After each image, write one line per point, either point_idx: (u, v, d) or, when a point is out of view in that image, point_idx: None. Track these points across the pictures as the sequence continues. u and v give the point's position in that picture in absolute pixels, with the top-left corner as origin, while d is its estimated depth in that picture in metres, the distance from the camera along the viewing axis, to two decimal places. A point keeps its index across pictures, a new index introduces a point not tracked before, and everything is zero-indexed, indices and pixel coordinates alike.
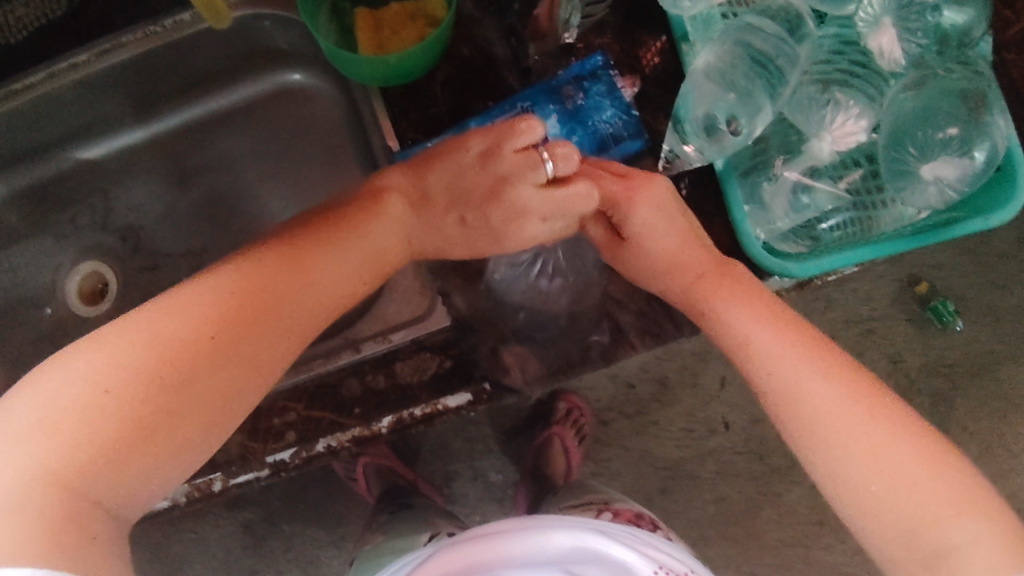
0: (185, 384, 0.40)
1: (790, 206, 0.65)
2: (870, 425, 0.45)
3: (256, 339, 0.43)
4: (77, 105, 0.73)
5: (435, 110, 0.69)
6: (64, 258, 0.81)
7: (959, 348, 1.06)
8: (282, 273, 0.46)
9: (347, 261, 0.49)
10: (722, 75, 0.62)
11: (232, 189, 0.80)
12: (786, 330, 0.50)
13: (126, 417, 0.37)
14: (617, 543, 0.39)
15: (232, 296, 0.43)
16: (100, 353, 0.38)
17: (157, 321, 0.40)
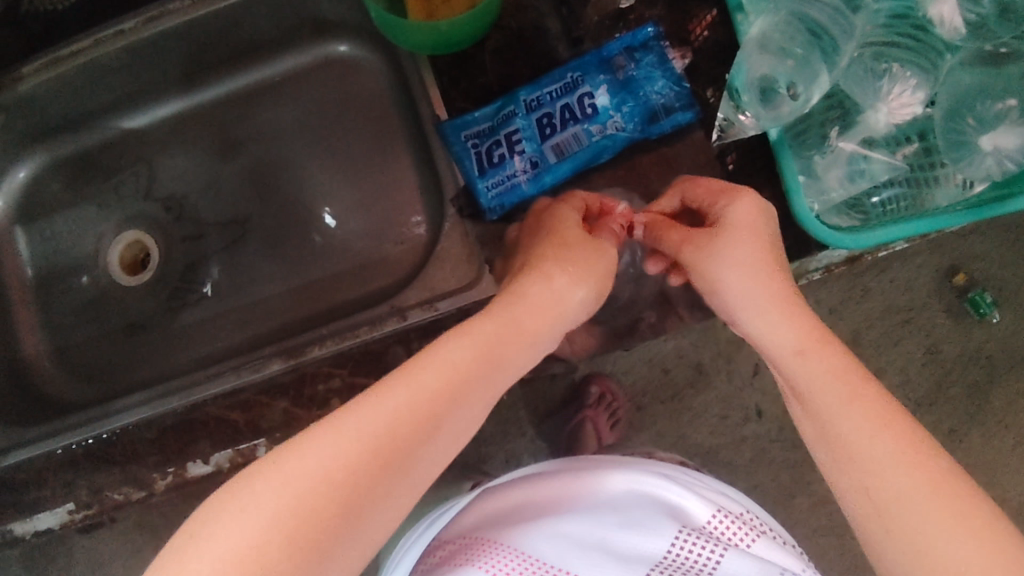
0: (370, 487, 0.38)
1: (845, 177, 0.63)
2: (883, 446, 0.42)
3: (424, 439, 0.41)
4: (122, 73, 0.75)
5: (483, 79, 0.71)
6: (107, 227, 0.82)
7: (998, 339, 1.00)
8: (448, 365, 0.44)
9: (501, 353, 0.47)
10: (778, 42, 0.60)
11: (275, 160, 0.80)
12: (819, 355, 0.47)
13: (320, 527, 0.36)
14: (675, 489, 0.49)
15: (412, 398, 0.42)
16: (313, 458, 0.38)
17: (332, 433, 0.39)
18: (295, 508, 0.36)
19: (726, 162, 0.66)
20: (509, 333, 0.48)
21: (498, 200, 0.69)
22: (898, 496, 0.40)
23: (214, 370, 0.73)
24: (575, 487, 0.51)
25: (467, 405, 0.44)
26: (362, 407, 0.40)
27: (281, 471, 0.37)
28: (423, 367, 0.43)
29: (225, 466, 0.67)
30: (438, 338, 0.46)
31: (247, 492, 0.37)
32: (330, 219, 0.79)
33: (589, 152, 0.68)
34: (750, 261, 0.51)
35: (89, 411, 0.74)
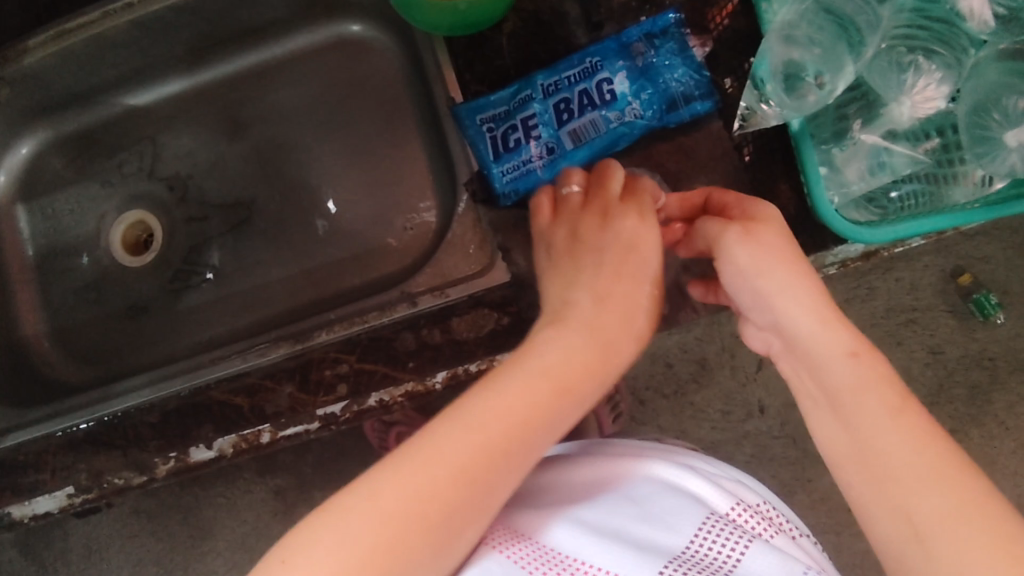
0: (453, 518, 0.41)
1: (865, 170, 0.61)
2: (929, 464, 0.42)
3: (518, 453, 0.43)
4: (129, 48, 0.73)
5: (499, 62, 0.70)
6: (109, 207, 0.80)
7: (1001, 343, 0.99)
8: (531, 400, 0.44)
9: (582, 386, 0.47)
10: (804, 32, 0.59)
11: (283, 142, 0.78)
12: (869, 363, 0.45)
13: (408, 557, 0.40)
14: (694, 479, 0.48)
15: (495, 431, 0.43)
16: (419, 469, 0.41)
17: (438, 445, 0.42)
18: (401, 514, 0.40)
19: (743, 154, 0.64)
20: (596, 346, 0.49)
21: (513, 186, 0.67)
22: (938, 518, 0.40)
23: (218, 354, 0.72)
24: (622, 475, 0.50)
25: (559, 419, 0.46)
26: (465, 421, 0.43)
27: (393, 479, 0.41)
28: (526, 381, 0.45)
29: (229, 451, 0.66)
30: (520, 362, 0.46)
31: (343, 519, 0.40)
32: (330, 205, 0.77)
33: (606, 139, 0.67)
34: (777, 261, 0.48)
35: (90, 393, 0.73)
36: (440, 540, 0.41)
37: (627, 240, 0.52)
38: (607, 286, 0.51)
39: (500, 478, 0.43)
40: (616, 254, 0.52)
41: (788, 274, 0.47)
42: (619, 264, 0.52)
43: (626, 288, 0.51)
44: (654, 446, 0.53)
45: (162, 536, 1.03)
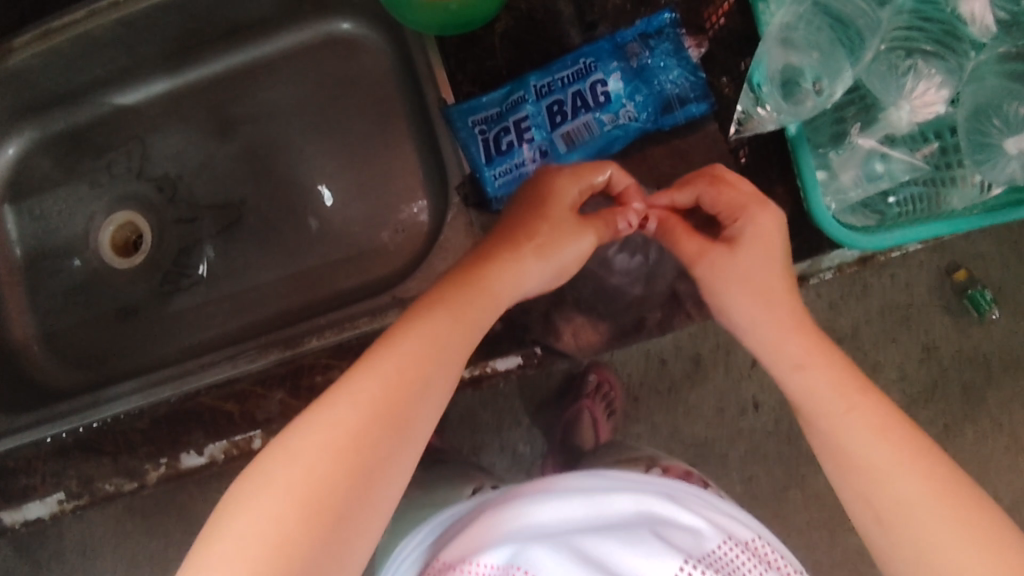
0: (378, 447, 0.38)
1: (863, 175, 0.61)
2: (874, 446, 0.44)
3: (419, 390, 0.41)
4: (115, 46, 0.72)
5: (491, 63, 0.68)
6: (97, 207, 0.79)
7: (996, 340, 0.98)
8: (429, 332, 0.44)
9: (478, 319, 0.47)
10: (801, 36, 0.58)
11: (272, 141, 0.77)
12: (815, 366, 0.49)
13: (341, 497, 0.36)
14: (685, 512, 0.43)
15: (397, 362, 0.41)
16: (320, 431, 0.38)
17: (333, 408, 0.39)
18: (312, 475, 0.36)
19: (738, 155, 0.63)
20: (486, 290, 0.48)
21: (504, 189, 0.67)
22: (890, 495, 0.43)
23: (207, 359, 0.72)
24: (592, 510, 0.43)
25: (450, 351, 0.44)
26: (353, 377, 0.40)
27: (293, 454, 0.37)
28: (405, 331, 0.44)
29: (220, 458, 0.66)
30: (413, 311, 0.46)
31: (260, 478, 0.36)
32: (325, 198, 0.76)
33: (600, 142, 0.67)
34: (746, 285, 0.52)
35: (79, 399, 0.73)
36: (365, 491, 0.37)
37: (547, 193, 0.54)
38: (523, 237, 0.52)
39: (409, 416, 0.40)
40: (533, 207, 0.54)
41: (748, 288, 0.52)
42: (538, 218, 0.53)
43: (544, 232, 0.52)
44: (640, 478, 0.47)
45: (155, 533, 1.03)
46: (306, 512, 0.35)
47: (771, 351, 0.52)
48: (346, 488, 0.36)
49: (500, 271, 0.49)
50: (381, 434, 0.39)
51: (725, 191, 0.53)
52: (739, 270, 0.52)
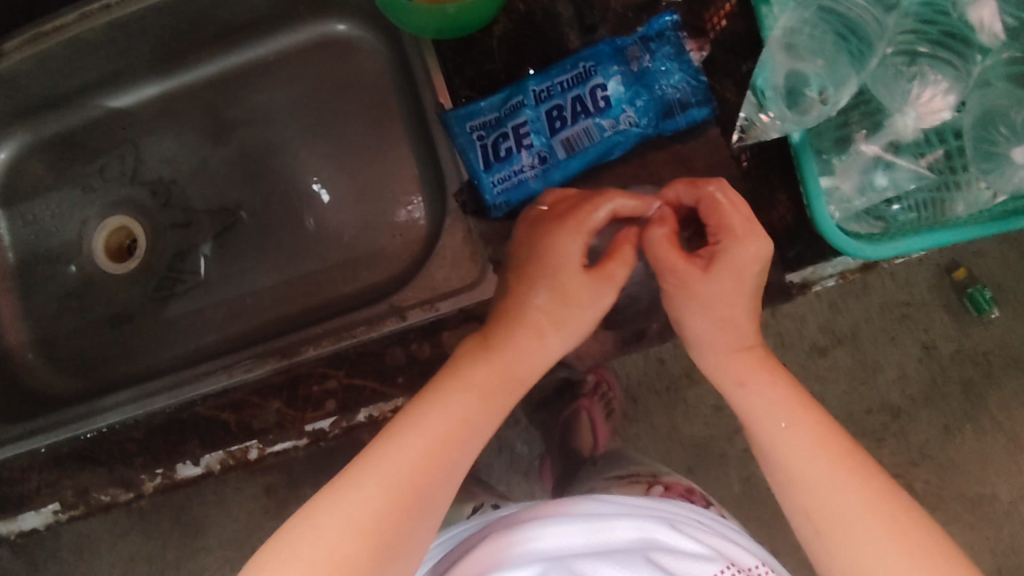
0: (400, 527, 0.41)
1: (867, 183, 0.60)
2: (816, 460, 0.45)
3: (447, 467, 0.44)
4: (105, 49, 0.70)
5: (489, 66, 0.67)
6: (90, 212, 0.78)
7: (995, 337, 0.94)
8: (455, 413, 0.46)
9: (499, 398, 0.49)
10: (805, 42, 0.57)
11: (267, 145, 0.77)
12: (758, 385, 0.49)
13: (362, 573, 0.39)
14: (685, 538, 0.43)
15: (424, 444, 0.44)
16: (357, 498, 0.41)
17: (370, 475, 0.42)
18: (348, 539, 0.39)
19: (743, 159, 0.63)
20: (509, 360, 0.50)
21: (503, 197, 0.65)
22: (831, 508, 0.43)
23: (204, 369, 0.71)
24: (586, 535, 0.42)
25: (477, 428, 0.47)
26: (389, 447, 0.43)
27: (332, 516, 0.40)
28: (440, 404, 0.47)
29: (217, 468, 0.65)
30: (438, 387, 0.48)
31: (291, 545, 0.39)
32: (320, 193, 0.76)
33: (600, 148, 0.65)
34: (704, 304, 0.50)
35: (75, 409, 0.71)
36: (392, 559, 0.40)
37: (545, 257, 0.51)
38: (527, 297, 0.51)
39: (435, 490, 0.43)
40: (535, 269, 0.51)
41: (707, 304, 0.50)
42: (539, 273, 0.51)
43: (548, 302, 0.51)
44: (639, 502, 0.47)
45: (153, 534, 1.02)
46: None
47: (737, 393, 0.50)
48: (376, 557, 0.39)
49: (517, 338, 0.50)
50: (412, 507, 0.42)
51: (708, 204, 0.50)
52: (706, 290, 0.50)
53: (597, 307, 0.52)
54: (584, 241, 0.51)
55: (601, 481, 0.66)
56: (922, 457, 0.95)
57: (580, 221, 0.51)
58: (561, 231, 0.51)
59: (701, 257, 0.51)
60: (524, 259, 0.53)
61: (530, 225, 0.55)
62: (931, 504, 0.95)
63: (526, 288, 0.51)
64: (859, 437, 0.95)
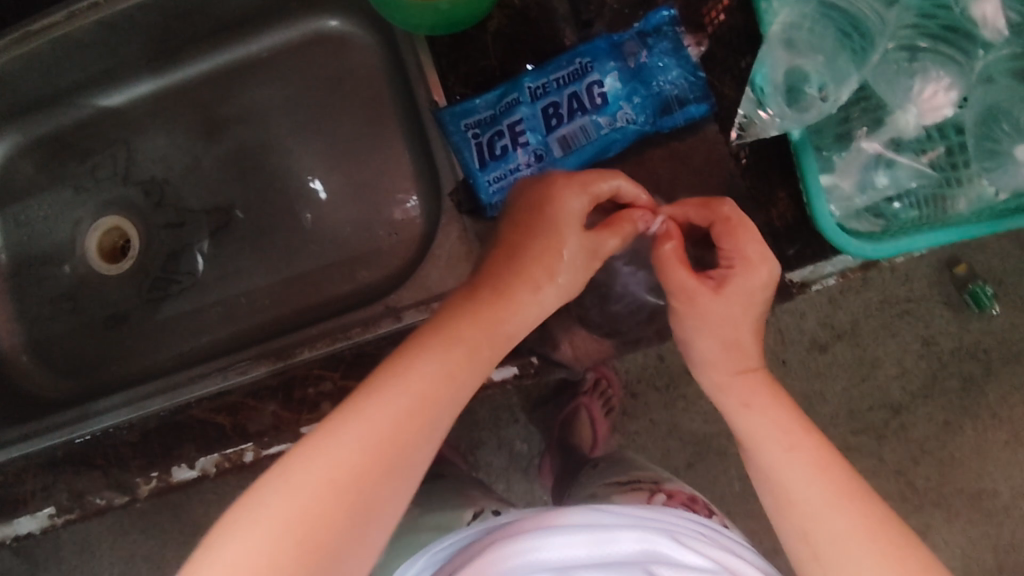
0: (369, 493, 0.38)
1: (867, 181, 0.60)
2: (819, 490, 0.43)
3: (429, 426, 0.41)
4: (94, 49, 0.69)
5: (485, 63, 0.66)
6: (84, 213, 0.78)
7: (996, 333, 0.93)
8: (439, 366, 0.42)
9: (486, 352, 0.45)
10: (805, 38, 0.56)
11: (261, 143, 0.76)
12: (762, 408, 0.48)
13: (325, 538, 0.36)
14: (687, 550, 0.42)
15: (403, 402, 0.40)
16: (328, 457, 0.38)
17: (344, 430, 0.39)
18: (315, 502, 0.36)
19: (740, 157, 0.62)
20: (500, 311, 0.46)
21: (499, 196, 0.65)
22: (833, 537, 0.42)
23: (199, 371, 0.70)
24: (589, 548, 0.42)
25: (465, 385, 0.43)
26: (367, 401, 0.40)
27: (299, 475, 0.37)
28: (426, 354, 0.43)
29: (213, 471, 0.64)
30: (421, 338, 0.44)
31: (251, 505, 0.36)
32: (318, 190, 0.75)
33: (597, 146, 0.64)
34: (712, 329, 0.50)
35: (67, 412, 0.71)
36: (362, 524, 0.37)
37: (544, 212, 0.48)
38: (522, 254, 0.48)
39: (414, 450, 0.40)
40: (530, 224, 0.49)
41: (713, 326, 0.50)
42: (537, 231, 0.48)
43: (541, 256, 0.47)
44: (643, 514, 0.46)
45: (153, 533, 1.01)
46: (304, 541, 0.35)
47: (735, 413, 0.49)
48: (344, 522, 0.37)
49: (510, 294, 0.47)
50: (386, 470, 0.38)
51: (729, 227, 0.49)
52: (716, 315, 0.49)
53: (585, 270, 0.49)
54: (587, 198, 0.48)
55: (603, 487, 0.67)
56: (922, 453, 0.94)
57: (584, 178, 0.49)
58: (565, 185, 0.48)
59: (711, 278, 0.50)
60: (520, 213, 0.50)
61: (529, 183, 0.52)
62: (931, 500, 0.94)
63: (518, 245, 0.48)
64: (859, 433, 0.95)
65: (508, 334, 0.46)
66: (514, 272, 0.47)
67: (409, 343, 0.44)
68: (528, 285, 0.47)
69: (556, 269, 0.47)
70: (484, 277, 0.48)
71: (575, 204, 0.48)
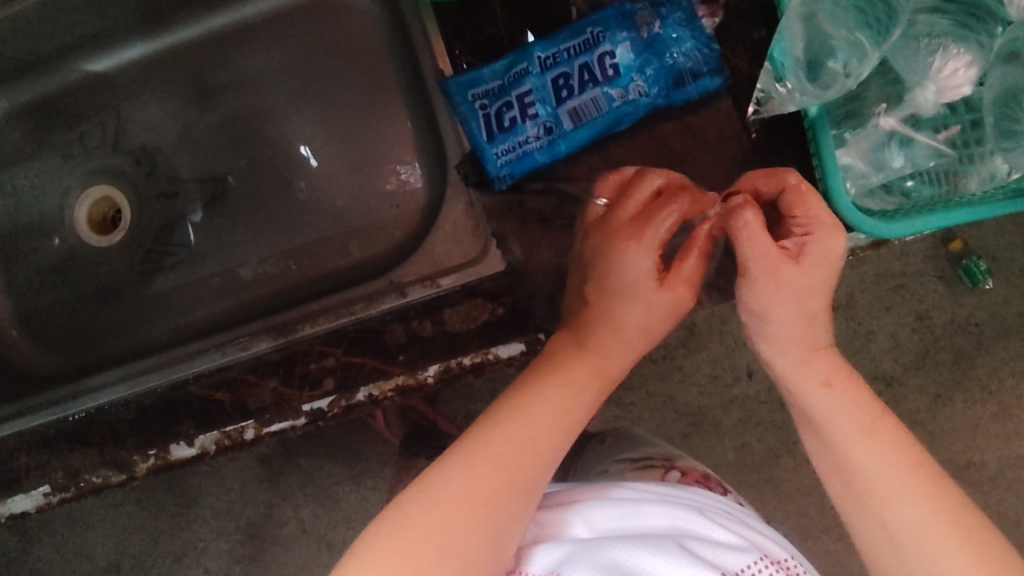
0: (501, 514, 0.41)
1: (883, 156, 0.60)
2: (897, 476, 0.43)
3: (546, 455, 0.44)
4: (83, 11, 0.66)
5: (492, 31, 0.64)
6: (72, 181, 0.76)
7: (988, 307, 0.93)
8: (558, 403, 0.47)
9: (592, 392, 0.49)
10: (825, 13, 0.55)
11: (255, 110, 0.73)
12: (840, 391, 0.47)
13: (470, 548, 0.39)
14: (716, 529, 0.43)
15: (526, 432, 0.44)
16: (457, 476, 0.41)
17: (469, 454, 0.43)
18: (448, 513, 0.40)
19: (749, 133, 0.60)
20: (600, 352, 0.50)
21: (508, 168, 0.63)
22: (902, 521, 0.42)
23: (194, 347, 0.69)
24: (619, 521, 0.43)
25: (572, 419, 0.47)
26: (491, 432, 0.44)
27: (431, 490, 0.41)
28: (539, 393, 0.47)
29: (212, 449, 0.62)
30: (536, 376, 0.48)
31: (400, 517, 0.40)
32: (308, 157, 0.73)
33: (608, 119, 0.62)
34: (772, 296, 0.49)
35: (61, 389, 0.70)
36: (493, 533, 0.40)
37: (615, 273, 0.50)
38: (607, 308, 0.51)
39: (533, 469, 0.43)
40: (605, 279, 0.51)
41: (789, 296, 0.49)
42: (612, 286, 0.51)
43: (631, 311, 0.51)
44: (668, 492, 0.47)
45: (146, 502, 1.00)
46: (441, 548, 0.39)
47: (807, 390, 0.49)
48: (478, 528, 0.40)
49: (610, 338, 0.51)
50: (510, 485, 0.42)
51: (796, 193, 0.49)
52: (798, 282, 0.48)
53: (683, 309, 0.52)
54: (656, 254, 0.50)
55: (613, 463, 0.67)
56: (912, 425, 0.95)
57: (653, 237, 0.50)
58: (635, 244, 0.50)
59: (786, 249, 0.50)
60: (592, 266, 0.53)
61: (592, 228, 0.55)
62: None
63: (598, 301, 0.52)
64: None
65: (609, 376, 0.50)
66: (614, 317, 0.51)
67: (522, 383, 0.48)
68: (628, 322, 0.51)
69: (637, 322, 0.51)
70: (580, 319, 0.52)
71: (642, 258, 0.50)
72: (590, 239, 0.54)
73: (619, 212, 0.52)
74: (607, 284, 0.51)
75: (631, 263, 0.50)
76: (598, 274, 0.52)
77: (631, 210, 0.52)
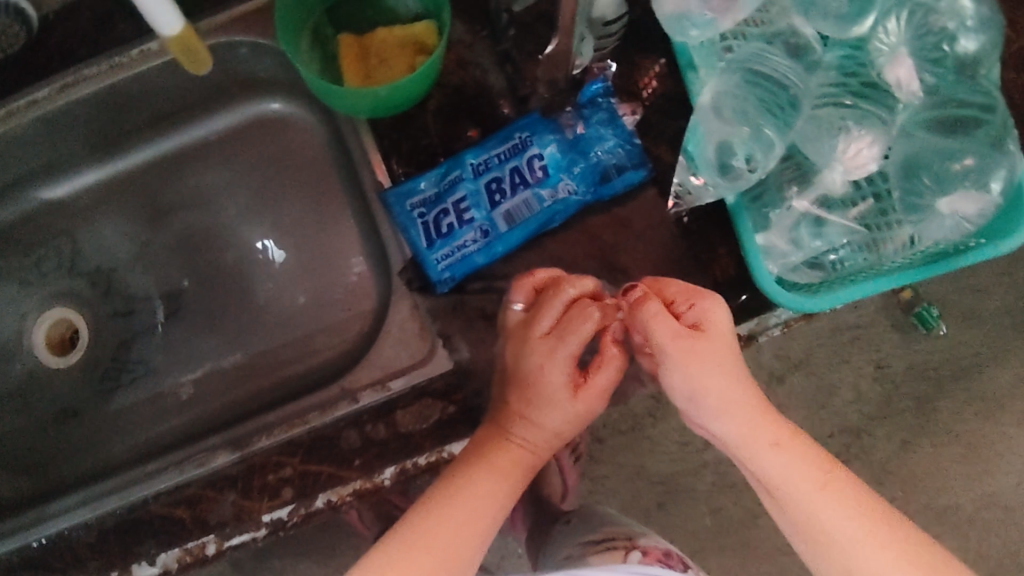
0: None
1: (800, 237, 0.61)
2: (858, 527, 0.44)
3: (474, 539, 0.46)
4: (34, 146, 0.70)
5: (426, 141, 0.68)
6: (29, 306, 0.77)
7: (944, 352, 0.94)
8: (482, 490, 0.48)
9: (513, 477, 0.50)
10: (731, 110, 0.60)
11: (208, 226, 0.76)
12: (793, 450, 0.47)
13: None
14: None
15: (454, 516, 0.46)
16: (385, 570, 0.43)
17: (399, 548, 0.44)
18: None
19: (682, 215, 0.64)
20: (521, 444, 0.52)
21: (449, 271, 0.65)
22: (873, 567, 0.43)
23: (150, 467, 0.69)
24: None
25: (496, 501, 0.48)
26: (421, 522, 0.45)
27: None
28: (465, 483, 0.48)
29: (174, 566, 0.62)
30: (462, 464, 0.50)
31: None
32: (266, 261, 0.75)
33: (541, 218, 0.65)
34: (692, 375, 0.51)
35: (23, 516, 0.70)
36: None
37: (535, 382, 0.53)
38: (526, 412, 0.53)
39: (464, 550, 0.45)
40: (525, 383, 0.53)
41: (706, 370, 0.51)
42: (533, 393, 0.53)
43: (549, 412, 0.53)
44: None
45: None
46: None
47: (762, 455, 0.48)
48: None
49: (527, 429, 0.53)
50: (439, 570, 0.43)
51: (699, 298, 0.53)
52: (709, 348, 0.51)
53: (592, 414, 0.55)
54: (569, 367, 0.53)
55: (578, 547, 0.68)
56: (884, 478, 0.95)
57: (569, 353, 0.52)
58: (550, 356, 0.53)
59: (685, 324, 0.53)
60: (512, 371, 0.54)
61: (514, 332, 0.56)
62: None
63: (517, 398, 0.54)
64: None
65: (529, 462, 0.52)
66: (535, 417, 0.53)
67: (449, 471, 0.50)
68: (552, 420, 0.53)
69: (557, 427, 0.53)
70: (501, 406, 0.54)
71: (556, 374, 0.52)
72: (512, 342, 0.55)
73: (536, 324, 0.54)
74: (527, 395, 0.53)
75: (550, 379, 0.52)
76: (518, 384, 0.53)
77: (548, 317, 0.54)
